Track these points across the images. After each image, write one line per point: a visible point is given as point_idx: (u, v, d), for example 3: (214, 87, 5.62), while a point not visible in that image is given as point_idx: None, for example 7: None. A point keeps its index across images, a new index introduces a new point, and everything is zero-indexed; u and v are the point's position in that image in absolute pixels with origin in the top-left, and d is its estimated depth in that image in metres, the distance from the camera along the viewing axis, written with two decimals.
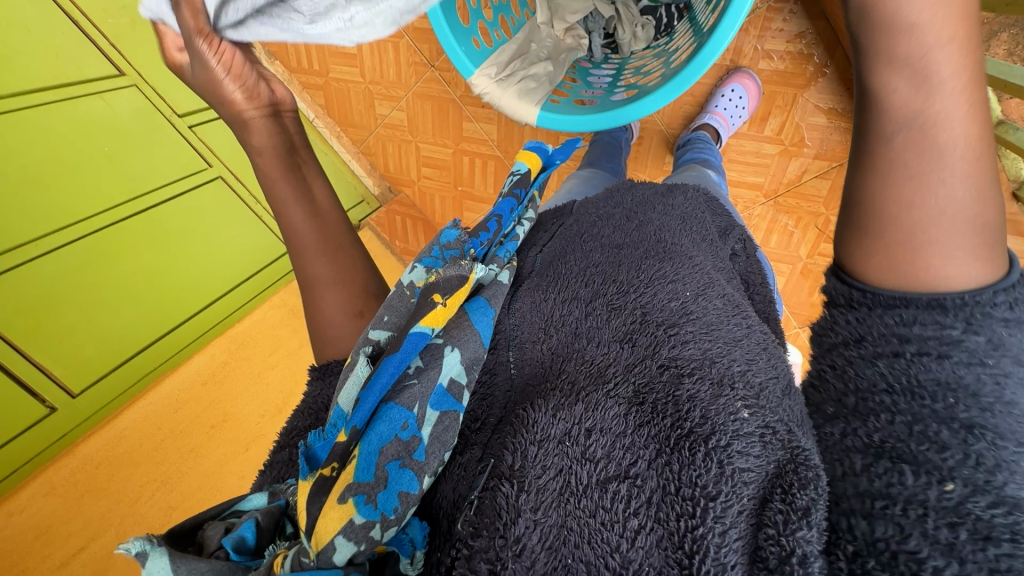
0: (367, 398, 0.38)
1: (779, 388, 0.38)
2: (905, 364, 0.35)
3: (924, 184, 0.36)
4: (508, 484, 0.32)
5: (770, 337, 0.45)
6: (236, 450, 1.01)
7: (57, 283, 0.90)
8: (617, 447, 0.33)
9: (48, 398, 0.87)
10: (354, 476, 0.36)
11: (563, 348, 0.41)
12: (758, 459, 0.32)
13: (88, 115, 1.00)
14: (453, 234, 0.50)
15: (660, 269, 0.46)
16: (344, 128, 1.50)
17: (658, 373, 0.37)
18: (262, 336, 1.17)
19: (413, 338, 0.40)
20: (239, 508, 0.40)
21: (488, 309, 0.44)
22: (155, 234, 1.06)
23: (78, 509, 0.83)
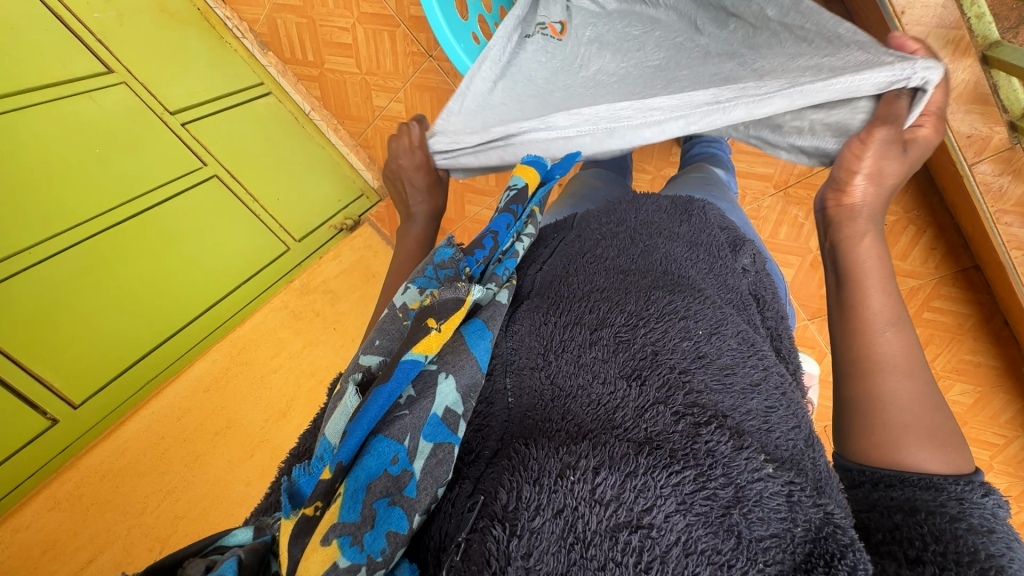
0: (354, 431, 0.34)
1: (800, 440, 0.36)
2: (926, 515, 0.35)
3: (882, 378, 0.43)
4: (501, 527, 0.29)
5: (787, 379, 0.42)
6: (241, 456, 1.01)
7: (54, 292, 0.88)
8: (628, 488, 0.30)
9: (50, 410, 0.86)
10: (339, 516, 0.33)
11: (565, 379, 0.37)
12: (786, 521, 0.30)
13: (78, 116, 0.98)
14: (448, 252, 0.48)
15: (670, 301, 0.43)
16: (342, 121, 1.46)
17: (674, 421, 0.34)
18: (263, 339, 1.14)
19: (405, 366, 0.37)
20: (223, 544, 0.35)
21: (486, 331, 0.40)
22: (153, 238, 1.04)
23: (85, 522, 0.82)
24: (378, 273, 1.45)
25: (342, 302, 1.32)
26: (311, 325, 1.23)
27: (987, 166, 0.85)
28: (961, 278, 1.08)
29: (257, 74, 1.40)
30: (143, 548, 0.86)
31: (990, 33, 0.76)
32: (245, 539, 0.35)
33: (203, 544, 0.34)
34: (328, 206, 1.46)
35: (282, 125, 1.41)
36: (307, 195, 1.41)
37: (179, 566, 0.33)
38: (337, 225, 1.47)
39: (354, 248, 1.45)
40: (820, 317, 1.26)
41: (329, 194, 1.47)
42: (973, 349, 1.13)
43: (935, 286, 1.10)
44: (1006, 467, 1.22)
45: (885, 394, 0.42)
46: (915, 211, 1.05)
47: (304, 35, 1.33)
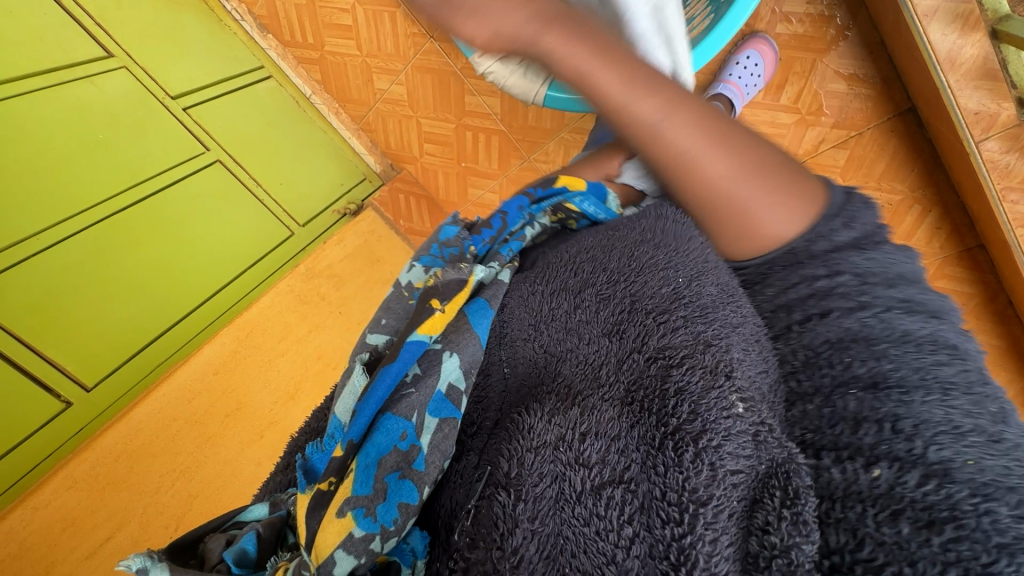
0: (363, 410, 0.36)
1: (764, 384, 0.36)
2: (810, 354, 0.39)
3: (697, 171, 0.45)
4: (506, 493, 0.31)
5: (764, 331, 0.41)
6: (250, 438, 1.02)
7: (64, 276, 0.89)
8: (611, 451, 0.31)
9: (64, 392, 0.87)
10: (353, 490, 0.34)
11: (555, 346, 0.38)
12: (751, 458, 0.31)
13: (79, 100, 0.98)
14: (452, 232, 0.51)
15: (650, 255, 0.42)
16: (343, 104, 1.46)
17: (647, 365, 0.35)
18: (270, 324, 1.15)
19: (411, 346, 0.39)
20: (240, 520, 0.37)
21: (488, 310, 0.41)
22: (159, 223, 1.05)
23: (102, 500, 0.84)
24: (381, 258, 1.46)
25: (347, 286, 1.33)
26: (317, 309, 1.24)
27: (994, 143, 0.84)
28: (966, 258, 1.08)
29: (257, 57, 1.39)
30: (159, 525, 0.88)
31: (1000, 7, 0.79)
32: (261, 515, 0.37)
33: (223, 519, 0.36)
34: (331, 190, 1.46)
35: (283, 109, 1.41)
36: (311, 179, 1.41)
37: (200, 543, 0.35)
38: (341, 209, 1.47)
39: (358, 233, 1.44)
40: None
41: (332, 177, 1.47)
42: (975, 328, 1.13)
43: (939, 265, 1.10)
44: None
45: (718, 196, 0.45)
46: (921, 190, 1.05)
47: (304, 17, 1.32)
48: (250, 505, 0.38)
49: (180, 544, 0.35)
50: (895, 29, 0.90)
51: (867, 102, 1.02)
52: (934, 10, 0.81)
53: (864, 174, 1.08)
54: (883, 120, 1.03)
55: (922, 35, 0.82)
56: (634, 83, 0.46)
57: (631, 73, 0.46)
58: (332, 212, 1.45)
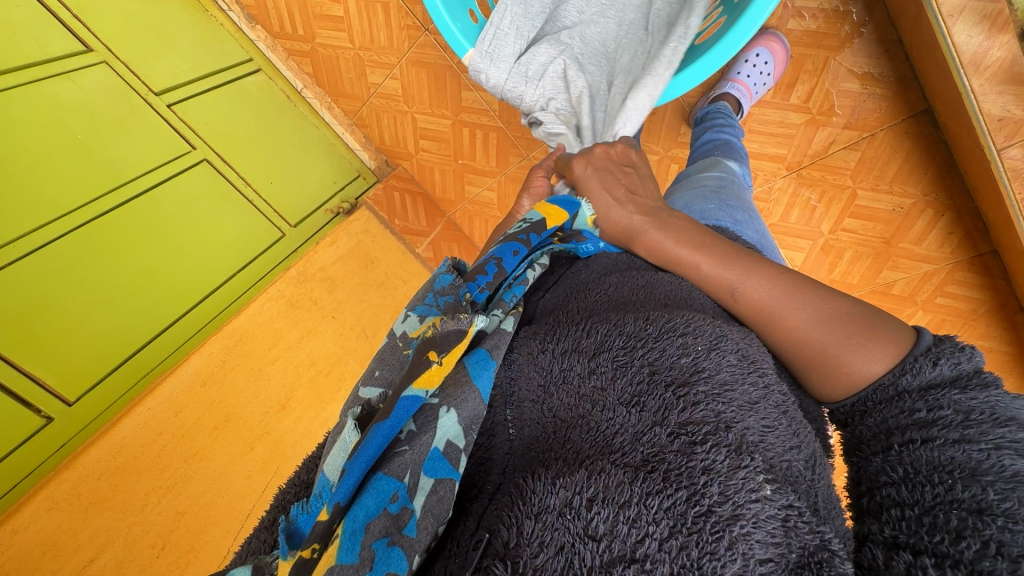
0: (353, 469, 0.33)
1: (799, 461, 0.35)
2: (898, 455, 0.39)
3: (771, 323, 0.47)
4: (502, 565, 0.28)
5: (789, 398, 0.40)
6: (241, 449, 1.00)
7: (42, 285, 0.85)
8: (622, 521, 0.29)
9: (44, 408, 0.84)
10: (337, 558, 0.31)
11: (566, 409, 0.36)
12: (781, 547, 0.30)
13: (57, 100, 0.93)
14: (448, 278, 0.46)
15: (670, 319, 0.41)
16: (335, 99, 1.41)
17: (669, 442, 0.33)
18: (261, 331, 1.11)
19: (405, 402, 0.35)
20: None
21: (490, 362, 0.38)
22: (143, 227, 1.01)
23: (84, 521, 0.80)
24: (376, 258, 1.42)
25: (339, 290, 1.29)
26: (308, 314, 1.20)
27: (1017, 151, 0.79)
28: (977, 263, 1.04)
29: (245, 49, 1.34)
30: (145, 545, 0.85)
31: None
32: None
33: None
34: (324, 188, 1.42)
35: (274, 104, 1.36)
36: (303, 177, 1.37)
37: None
38: (334, 208, 1.43)
39: (351, 234, 1.40)
40: None
41: (325, 174, 1.43)
42: (983, 334, 1.10)
43: (949, 271, 1.06)
44: None
45: (796, 346, 0.47)
46: (933, 194, 1.01)
47: (293, 8, 1.26)
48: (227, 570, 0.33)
49: None
50: (914, 27, 0.86)
51: (882, 102, 0.98)
52: (961, 9, 0.77)
53: (875, 176, 1.03)
54: (897, 121, 0.98)
55: (946, 36, 0.78)
56: (712, 257, 0.51)
57: (698, 242, 0.53)
58: (325, 211, 1.41)
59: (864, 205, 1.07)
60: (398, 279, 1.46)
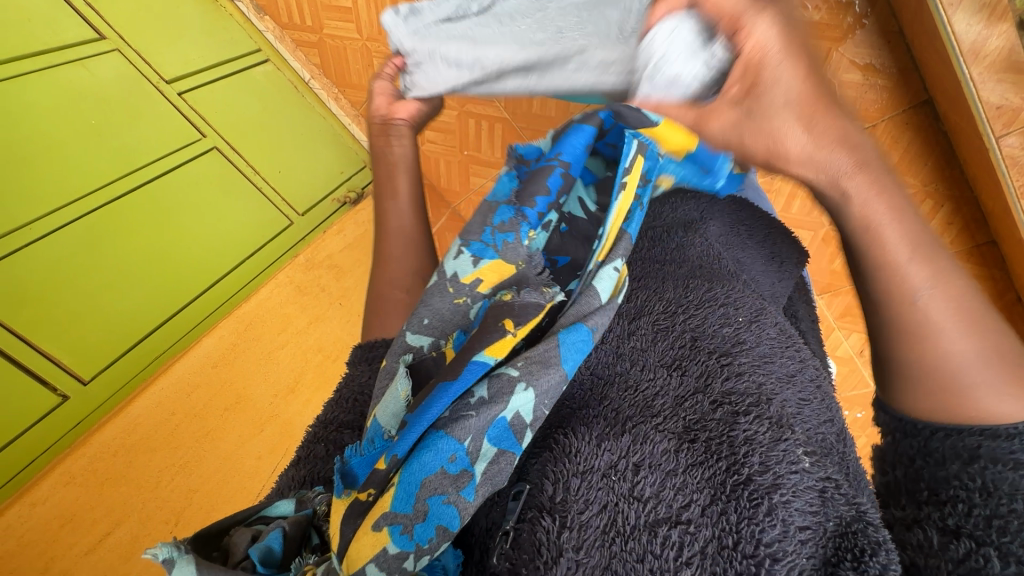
0: (414, 426, 0.34)
1: (834, 434, 0.37)
2: (978, 465, 0.35)
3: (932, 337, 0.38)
4: (551, 518, 0.30)
5: (821, 370, 0.43)
6: (251, 431, 1.01)
7: (56, 266, 0.87)
8: (667, 486, 0.31)
9: (60, 386, 0.86)
10: (391, 505, 0.33)
11: (603, 369, 0.38)
12: (818, 516, 0.31)
13: (71, 86, 0.94)
14: (509, 212, 0.44)
15: (710, 289, 0.43)
16: (342, 89, 1.42)
17: (711, 409, 0.35)
18: (269, 316, 1.14)
19: (473, 367, 0.35)
20: (266, 514, 0.38)
21: (589, 343, 0.36)
22: (156, 213, 1.02)
23: (100, 496, 0.83)
24: None
25: (346, 278, 1.32)
26: (315, 301, 1.22)
27: (1015, 139, 0.81)
28: (975, 254, 1.05)
29: (253, 40, 1.34)
30: (160, 520, 0.87)
31: None
32: (287, 510, 0.38)
33: (251, 511, 0.37)
34: (331, 177, 1.43)
35: (282, 94, 1.37)
36: (311, 166, 1.38)
37: (226, 533, 0.36)
38: (341, 197, 1.44)
39: (358, 223, 1.41)
40: (829, 292, 1.24)
41: (333, 164, 1.44)
42: None
43: None
44: None
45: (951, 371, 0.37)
46: (933, 184, 1.02)
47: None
48: (275, 500, 0.39)
49: (205, 533, 0.36)
50: (915, 18, 0.87)
51: (883, 93, 0.99)
52: None
53: None
54: (898, 112, 0.99)
55: (947, 25, 0.80)
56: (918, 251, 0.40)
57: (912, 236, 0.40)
58: (332, 201, 1.41)
59: None
60: None
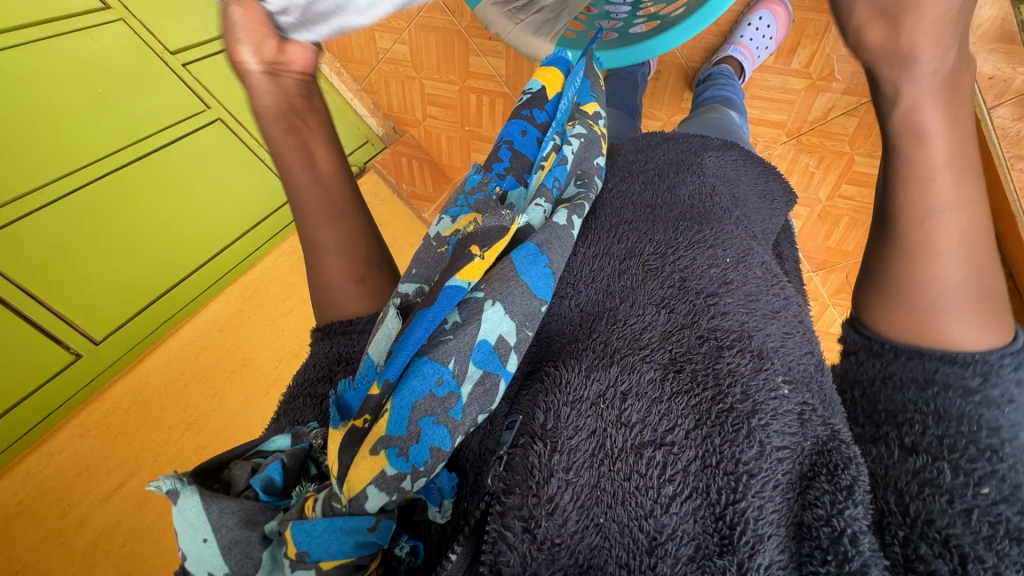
0: (401, 351, 0.37)
1: (811, 363, 0.38)
2: (933, 395, 0.37)
3: (929, 259, 0.39)
4: (542, 443, 0.32)
5: (804, 309, 0.45)
6: (255, 396, 1.03)
7: (66, 231, 0.89)
8: (653, 412, 0.33)
9: (74, 345, 0.89)
10: (386, 430, 0.35)
11: (593, 306, 0.41)
12: (798, 437, 0.33)
13: (79, 54, 0.96)
14: (477, 177, 0.48)
15: (699, 232, 0.45)
16: (344, 65, 1.45)
17: (697, 344, 0.37)
18: (275, 285, 1.15)
19: (450, 291, 0.38)
20: (263, 449, 0.40)
21: (539, 257, 0.40)
22: (162, 182, 1.05)
23: (114, 449, 0.86)
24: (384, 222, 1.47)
25: None
26: None
27: (1005, 110, 0.84)
28: None
29: None
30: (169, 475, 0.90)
31: None
32: (284, 445, 0.41)
33: (247, 447, 0.40)
34: None
35: None
36: None
37: (225, 468, 0.39)
38: None
39: None
40: (825, 270, 1.24)
41: None
42: None
43: None
44: None
45: (926, 286, 0.39)
46: None
47: None
48: (271, 437, 0.42)
49: (204, 469, 0.39)
50: None
51: None
52: None
53: (872, 142, 1.06)
54: None
55: None
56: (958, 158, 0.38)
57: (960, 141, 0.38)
58: None
59: (861, 171, 1.10)
60: (405, 245, 1.49)
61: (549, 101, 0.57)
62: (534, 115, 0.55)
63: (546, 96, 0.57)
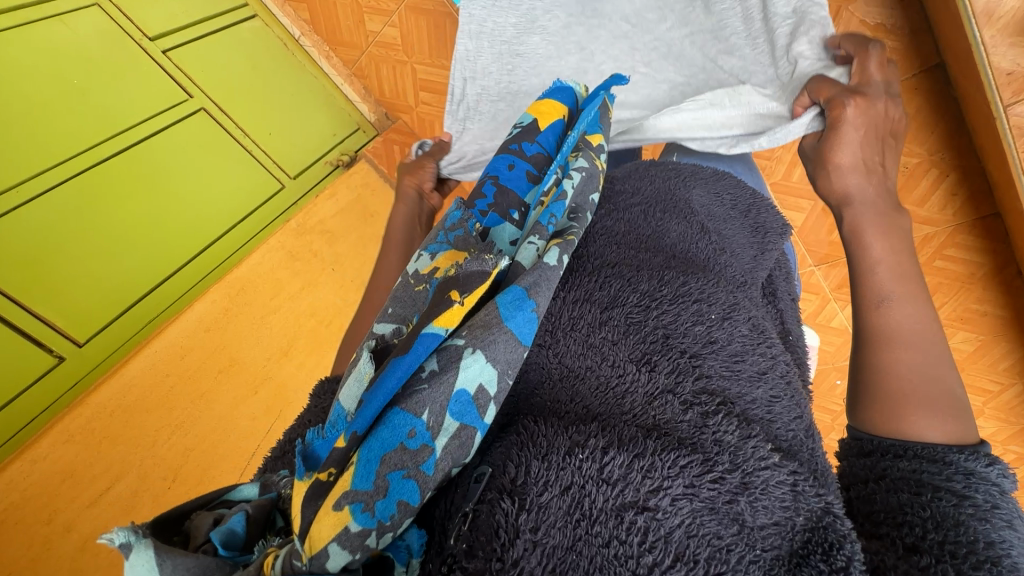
0: (372, 401, 0.32)
1: (801, 430, 0.36)
2: (926, 500, 0.38)
3: (891, 347, 0.48)
4: (510, 500, 0.29)
5: (793, 369, 0.41)
6: (244, 394, 1.04)
7: (47, 231, 0.87)
8: (635, 469, 0.30)
9: (56, 348, 0.88)
10: (351, 483, 0.31)
11: (573, 360, 0.37)
12: (789, 511, 0.31)
13: (52, 44, 0.92)
14: (457, 214, 0.43)
15: (684, 283, 0.41)
16: (333, 47, 1.38)
17: (682, 409, 0.34)
18: (261, 281, 1.14)
19: (425, 339, 0.33)
20: (228, 498, 0.36)
21: (526, 301, 0.35)
22: (148, 175, 1.02)
23: (99, 454, 0.85)
24: (376, 213, 1.45)
25: (339, 243, 1.32)
26: (308, 266, 1.23)
27: None
28: (978, 226, 1.02)
29: None
30: (156, 478, 0.90)
31: None
32: (251, 494, 0.36)
33: (212, 495, 0.35)
34: (323, 140, 1.41)
35: (271, 52, 1.32)
36: (300, 128, 1.35)
37: (187, 518, 0.34)
38: (333, 160, 1.42)
39: (351, 186, 1.41)
40: (827, 263, 1.21)
41: (324, 127, 1.41)
42: (980, 298, 1.08)
43: (951, 233, 1.04)
44: (998, 411, 1.20)
45: (890, 366, 0.47)
46: (939, 153, 0.97)
47: None
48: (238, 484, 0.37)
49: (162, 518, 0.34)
50: None
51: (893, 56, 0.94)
52: None
53: None
54: (909, 75, 0.93)
55: None
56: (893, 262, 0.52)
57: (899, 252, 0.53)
58: (325, 163, 1.40)
59: None
60: None
61: (542, 134, 0.55)
62: (523, 148, 0.53)
63: (537, 128, 0.55)
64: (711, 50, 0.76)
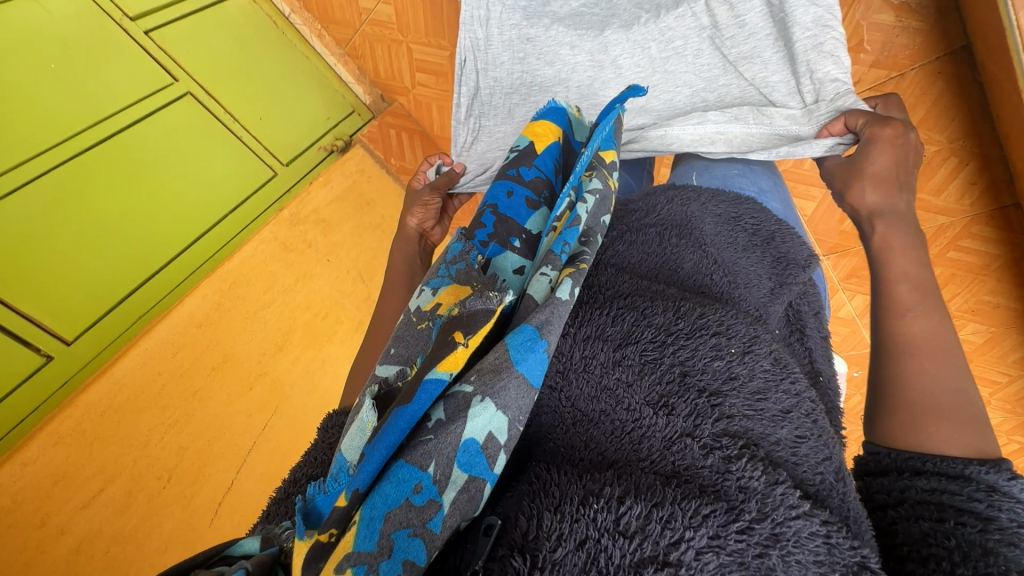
0: (374, 453, 0.30)
1: (830, 475, 0.33)
2: (949, 527, 0.36)
3: (908, 359, 0.47)
4: (522, 558, 0.26)
5: (819, 406, 0.38)
6: (240, 389, 1.03)
7: (30, 227, 0.84)
8: (654, 519, 0.27)
9: (43, 347, 0.86)
10: (354, 544, 0.28)
11: (585, 402, 0.35)
12: (825, 566, 0.28)
13: (26, 26, 0.87)
14: (459, 246, 0.41)
15: (701, 314, 0.38)
16: (325, 26, 1.32)
17: (702, 455, 0.31)
18: (254, 274, 1.11)
19: (428, 386, 0.31)
20: (228, 554, 0.32)
21: (539, 341, 0.32)
22: (135, 165, 0.98)
23: (91, 454, 0.84)
24: (371, 200, 1.42)
25: (333, 233, 1.29)
26: (302, 257, 1.21)
27: None
28: (997, 217, 0.96)
29: None
30: (151, 478, 0.89)
31: None
32: (252, 549, 0.33)
33: (213, 550, 0.32)
34: (316, 124, 1.36)
35: (260, 31, 1.26)
36: (292, 112, 1.30)
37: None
38: (327, 146, 1.39)
39: (345, 172, 1.38)
40: (837, 253, 1.18)
41: (317, 110, 1.36)
42: (993, 290, 1.04)
43: (966, 224, 1.00)
44: (1003, 403, 1.18)
45: (908, 379, 0.45)
46: (959, 141, 0.92)
47: None
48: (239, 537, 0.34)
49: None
50: None
51: (916, 38, 0.88)
52: None
53: None
54: (932, 59, 0.88)
55: None
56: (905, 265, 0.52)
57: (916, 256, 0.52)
58: (319, 149, 1.37)
59: None
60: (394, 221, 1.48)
61: (538, 157, 0.52)
62: (521, 173, 0.49)
63: (534, 152, 0.51)
64: (732, 53, 0.74)
